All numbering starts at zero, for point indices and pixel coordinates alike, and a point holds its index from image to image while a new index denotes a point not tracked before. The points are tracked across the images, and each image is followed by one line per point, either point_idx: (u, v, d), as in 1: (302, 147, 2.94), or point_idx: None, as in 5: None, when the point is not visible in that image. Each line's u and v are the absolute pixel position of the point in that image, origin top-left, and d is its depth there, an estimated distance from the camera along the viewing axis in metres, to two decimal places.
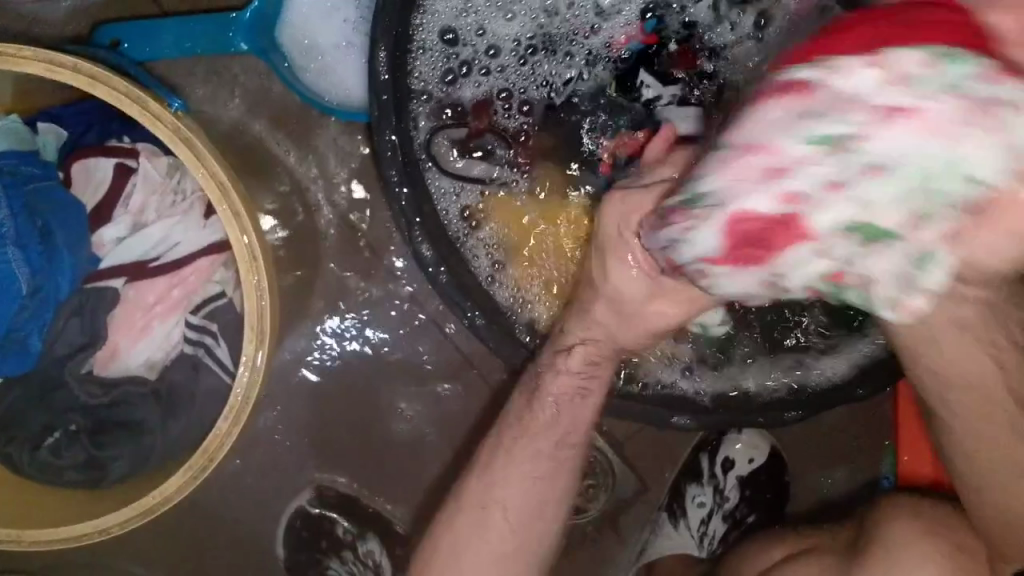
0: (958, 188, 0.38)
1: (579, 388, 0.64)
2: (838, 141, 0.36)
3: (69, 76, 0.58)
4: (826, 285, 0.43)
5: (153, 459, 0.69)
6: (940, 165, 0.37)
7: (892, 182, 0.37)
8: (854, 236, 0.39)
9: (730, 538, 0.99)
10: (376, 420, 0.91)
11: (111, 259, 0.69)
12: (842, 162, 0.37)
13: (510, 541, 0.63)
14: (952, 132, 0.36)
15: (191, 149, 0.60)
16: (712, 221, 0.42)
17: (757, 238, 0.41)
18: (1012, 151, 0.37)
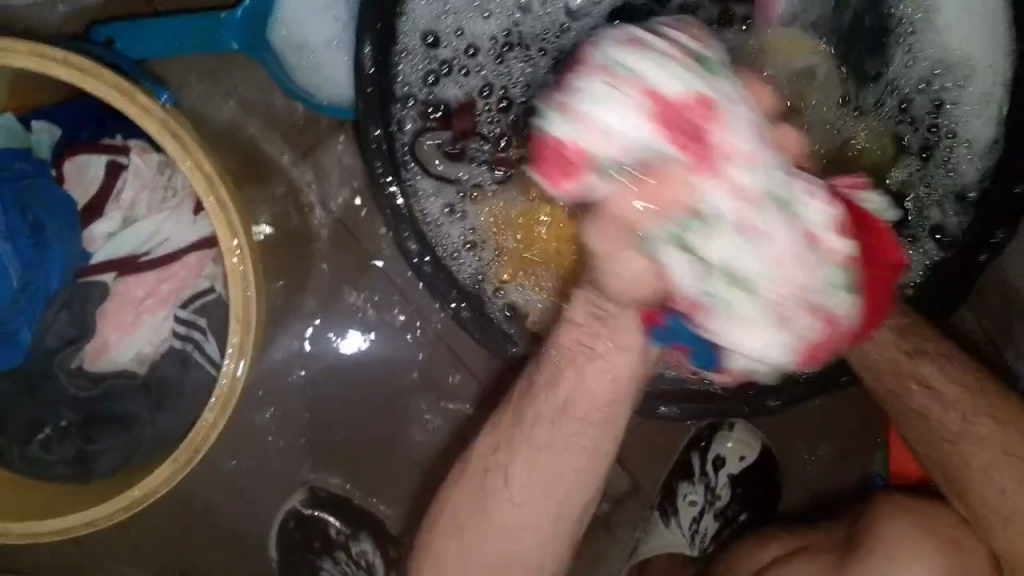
0: (712, 241, 0.43)
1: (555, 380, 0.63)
2: (782, 195, 0.43)
3: (58, 70, 0.59)
4: (597, 107, 0.42)
5: (143, 450, 0.71)
6: (759, 281, 0.44)
7: (756, 245, 0.43)
8: (711, 225, 0.43)
9: (722, 536, 0.97)
10: (368, 419, 0.91)
11: (102, 254, 0.70)
12: (764, 195, 0.43)
13: (506, 538, 0.62)
14: (796, 302, 0.45)
15: (179, 139, 0.61)
16: (704, 92, 0.42)
17: (706, 136, 0.42)
18: (743, 282, 0.44)
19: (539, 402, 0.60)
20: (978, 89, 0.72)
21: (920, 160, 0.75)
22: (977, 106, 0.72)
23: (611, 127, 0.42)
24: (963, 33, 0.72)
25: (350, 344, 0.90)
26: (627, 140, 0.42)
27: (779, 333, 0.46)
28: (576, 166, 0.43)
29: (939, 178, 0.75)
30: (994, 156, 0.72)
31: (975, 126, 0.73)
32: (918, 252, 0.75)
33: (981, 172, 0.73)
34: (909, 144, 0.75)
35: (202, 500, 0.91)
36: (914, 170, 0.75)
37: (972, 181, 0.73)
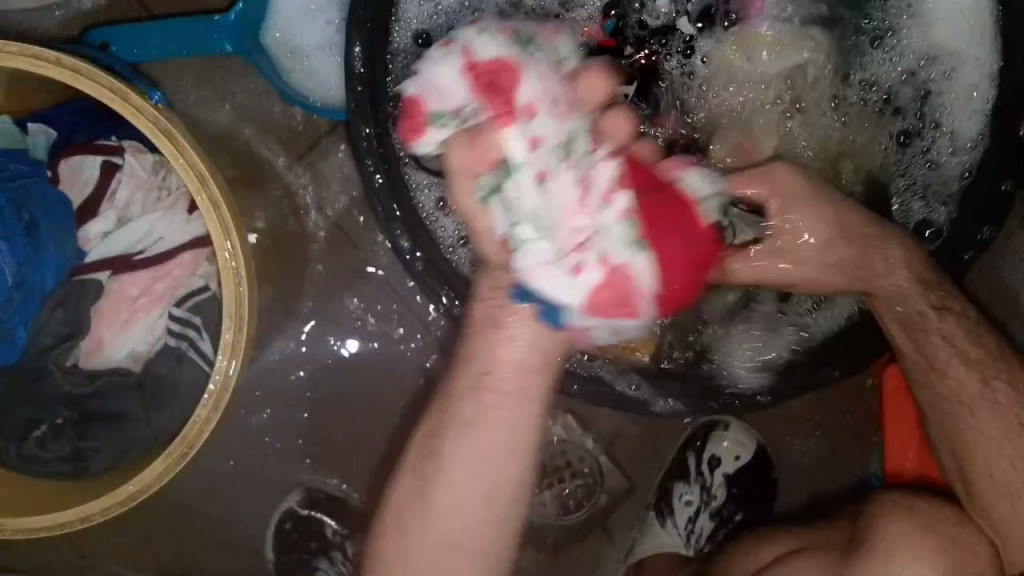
0: (517, 180, 0.55)
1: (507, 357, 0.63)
2: (565, 150, 0.55)
3: (53, 70, 0.60)
4: (438, 74, 0.57)
5: (135, 450, 0.71)
6: (553, 219, 0.55)
7: (549, 188, 0.55)
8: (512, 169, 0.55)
9: (719, 537, 0.96)
10: (364, 419, 0.92)
11: (96, 253, 0.70)
12: (554, 150, 0.55)
13: (466, 539, 0.62)
14: (584, 250, 0.54)
15: (172, 139, 0.62)
16: (506, 57, 0.56)
17: (507, 91, 0.55)
18: (534, 219, 0.55)
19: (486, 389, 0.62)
20: (965, 82, 0.73)
21: (909, 151, 0.75)
22: (966, 97, 0.73)
23: (438, 86, 0.56)
24: (950, 27, 0.73)
25: (346, 344, 0.91)
26: (450, 96, 0.56)
27: (574, 272, 0.54)
28: (417, 116, 0.57)
29: (927, 169, 0.75)
30: (979, 149, 0.73)
31: (962, 120, 0.74)
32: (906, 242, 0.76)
33: (967, 166, 0.73)
34: (898, 136, 0.75)
35: (199, 499, 0.91)
36: (903, 161, 0.76)
37: (957, 175, 0.74)
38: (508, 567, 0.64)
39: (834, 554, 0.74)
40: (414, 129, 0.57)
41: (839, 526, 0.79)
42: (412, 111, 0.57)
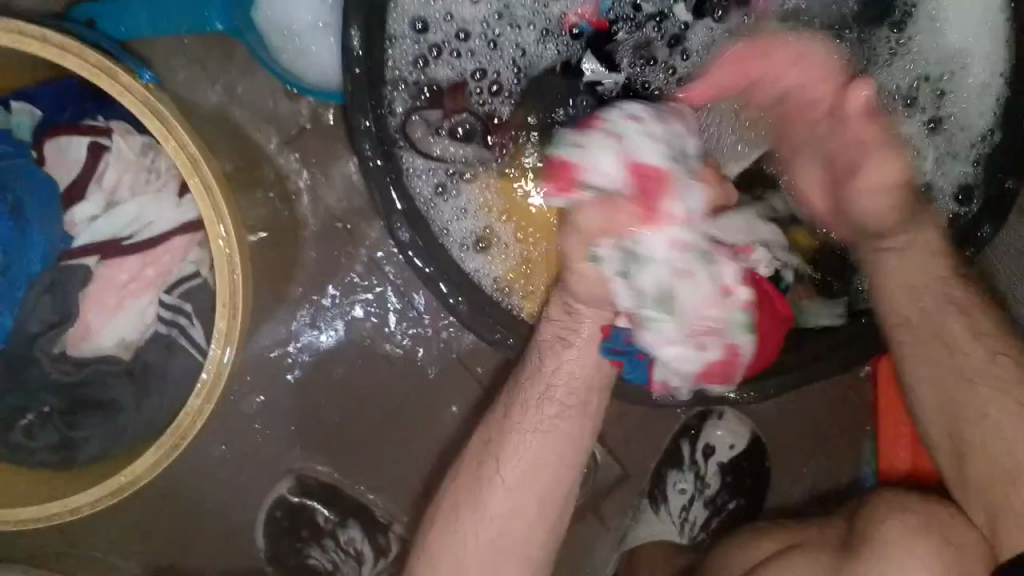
0: (657, 275, 0.58)
1: (557, 335, 0.68)
2: (636, 255, 0.57)
3: (37, 47, 0.58)
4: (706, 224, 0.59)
5: (125, 440, 0.69)
6: (685, 303, 0.59)
7: (686, 283, 0.58)
8: (648, 262, 0.57)
9: (711, 525, 0.97)
10: (357, 407, 0.90)
11: (84, 238, 0.68)
12: (623, 252, 0.58)
13: (504, 523, 0.67)
14: (709, 335, 0.60)
15: (161, 121, 0.59)
16: (665, 169, 0.57)
17: (596, 126, 0.58)
18: (674, 285, 0.58)
19: (527, 389, 0.68)
20: (975, 79, 0.72)
21: (929, 144, 0.74)
22: (974, 94, 0.73)
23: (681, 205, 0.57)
24: (959, 26, 0.72)
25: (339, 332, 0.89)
26: (599, 167, 0.56)
27: (689, 287, 0.58)
28: (567, 176, 0.57)
29: (943, 163, 0.74)
30: (989, 145, 0.73)
31: (971, 114, 0.73)
32: None
33: (976, 161, 0.74)
34: (919, 128, 0.74)
35: (191, 486, 0.90)
36: (924, 153, 0.74)
37: (966, 172, 0.74)
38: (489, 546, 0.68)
39: (827, 555, 0.73)
40: (558, 183, 0.57)
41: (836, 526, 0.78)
42: (558, 162, 0.57)
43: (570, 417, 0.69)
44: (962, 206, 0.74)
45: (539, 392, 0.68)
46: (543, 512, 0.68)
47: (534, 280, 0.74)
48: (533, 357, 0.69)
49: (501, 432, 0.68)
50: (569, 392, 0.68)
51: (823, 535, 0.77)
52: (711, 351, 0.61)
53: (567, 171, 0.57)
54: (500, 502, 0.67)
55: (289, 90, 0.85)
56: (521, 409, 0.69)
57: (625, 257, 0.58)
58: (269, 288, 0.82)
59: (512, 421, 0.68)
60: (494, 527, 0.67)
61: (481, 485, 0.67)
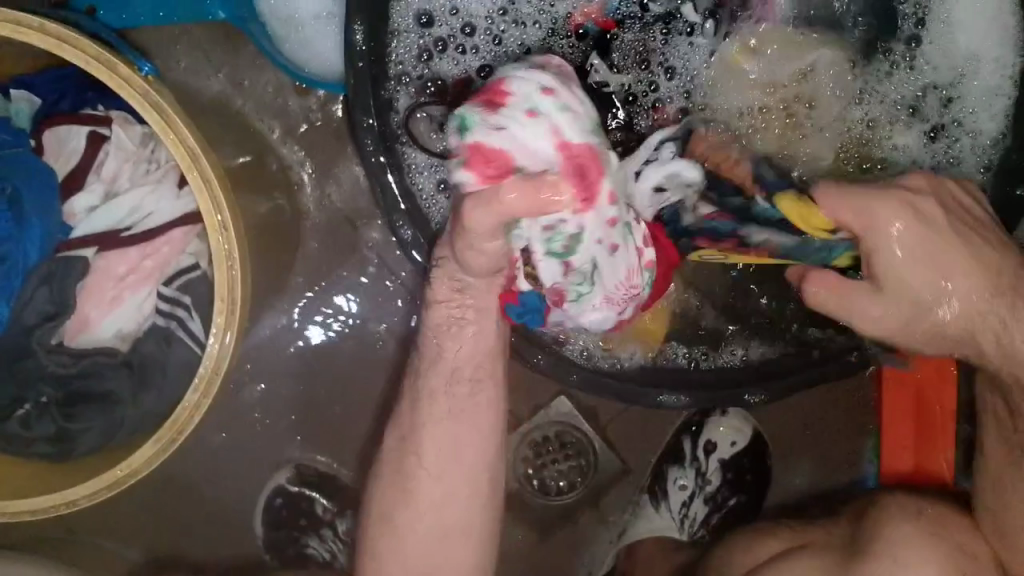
0: (591, 253, 0.55)
1: (450, 315, 0.64)
2: (574, 239, 0.55)
3: (35, 36, 0.57)
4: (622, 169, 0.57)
5: (122, 432, 0.69)
6: (607, 277, 0.58)
7: (614, 257, 0.57)
8: (586, 244, 0.55)
9: (712, 521, 0.96)
10: (357, 399, 0.90)
11: (82, 229, 0.68)
12: (559, 234, 0.54)
13: (444, 519, 0.66)
14: (627, 300, 0.62)
15: (162, 114, 0.59)
16: (593, 142, 0.54)
17: (504, 103, 0.53)
18: (609, 259, 0.57)
19: (429, 377, 0.66)
20: (984, 84, 0.72)
21: (933, 150, 0.73)
22: (986, 98, 0.72)
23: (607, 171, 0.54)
24: (971, 31, 0.72)
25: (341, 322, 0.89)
26: (528, 148, 0.52)
27: (620, 259, 0.58)
28: (497, 161, 0.52)
29: (948, 169, 0.73)
30: (997, 150, 0.72)
31: (983, 119, 0.72)
32: None
33: (985, 166, 0.72)
34: (922, 134, 0.73)
35: (188, 476, 0.90)
36: (926, 159, 0.73)
37: (974, 178, 0.72)
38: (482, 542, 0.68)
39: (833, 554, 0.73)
40: (482, 168, 0.52)
41: (843, 525, 0.78)
42: (478, 147, 0.51)
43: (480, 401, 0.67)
44: None
45: (444, 376, 0.66)
46: (474, 501, 0.67)
47: None
48: (429, 346, 0.67)
49: (414, 423, 0.67)
50: (468, 367, 0.66)
51: (829, 534, 0.77)
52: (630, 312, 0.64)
53: (494, 161, 0.52)
54: (432, 495, 0.66)
55: (297, 87, 0.84)
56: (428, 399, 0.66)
57: (564, 236, 0.55)
58: (269, 278, 0.82)
59: (423, 413, 0.66)
60: (425, 519, 0.66)
61: (413, 481, 0.66)
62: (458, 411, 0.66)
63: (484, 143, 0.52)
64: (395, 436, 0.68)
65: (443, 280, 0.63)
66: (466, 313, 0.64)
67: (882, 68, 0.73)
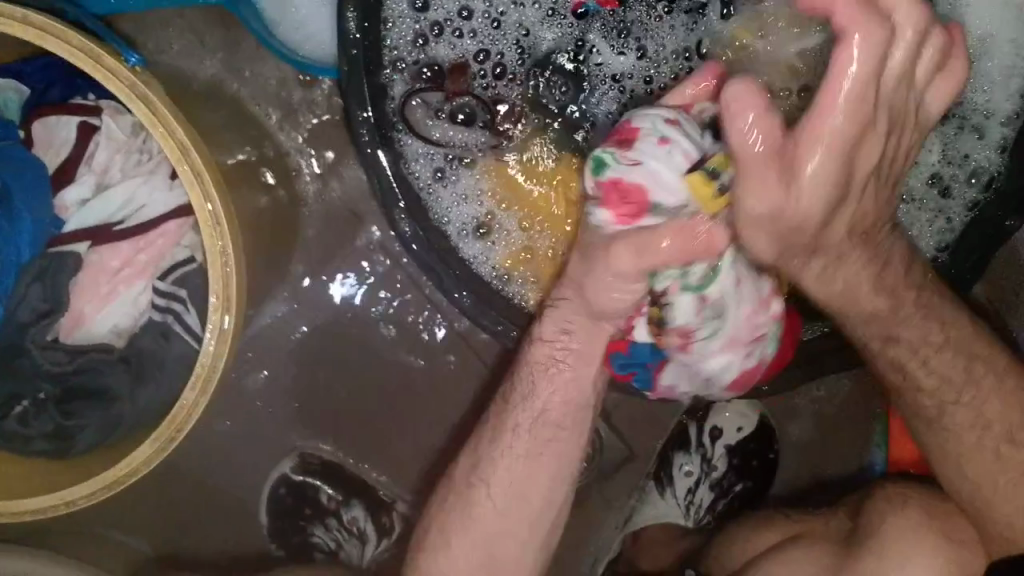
0: (710, 286, 0.58)
1: (551, 357, 0.67)
2: (700, 282, 0.58)
3: (18, 28, 0.55)
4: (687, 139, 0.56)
5: (120, 429, 0.68)
6: (729, 316, 0.59)
7: (740, 290, 0.59)
8: (715, 284, 0.58)
9: (718, 506, 0.95)
10: (359, 387, 0.89)
11: (74, 223, 0.67)
12: (687, 291, 0.58)
13: (499, 532, 0.67)
14: (754, 343, 0.62)
15: (150, 106, 0.57)
16: (683, 153, 0.56)
17: (637, 138, 0.57)
18: (731, 295, 0.58)
19: (517, 411, 0.68)
20: (999, 62, 0.70)
21: (940, 133, 0.71)
22: (1001, 76, 0.70)
23: (686, 164, 0.55)
24: (990, 5, 0.69)
25: (341, 312, 0.87)
26: (657, 183, 0.55)
27: (740, 288, 0.59)
28: (634, 197, 0.56)
29: (957, 153, 0.71)
30: (1014, 127, 0.70)
31: (994, 98, 0.70)
32: (928, 228, 0.72)
33: (1000, 145, 0.71)
34: (929, 115, 0.71)
35: (191, 468, 0.89)
36: (932, 144, 0.71)
37: (988, 159, 0.71)
38: (508, 552, 0.68)
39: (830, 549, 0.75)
40: (616, 207, 0.57)
41: (841, 516, 0.78)
42: (617, 186, 0.56)
43: (550, 430, 0.68)
44: (979, 195, 0.71)
45: (528, 416, 0.67)
46: (537, 529, 0.68)
47: (531, 272, 0.72)
48: (522, 382, 0.68)
49: (491, 454, 0.68)
50: (562, 414, 0.67)
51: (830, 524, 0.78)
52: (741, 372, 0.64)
53: (626, 202, 0.56)
54: (493, 518, 0.67)
55: (303, 79, 0.83)
56: (500, 428, 0.68)
57: (700, 270, 0.57)
58: (269, 267, 0.80)
59: (500, 445, 0.68)
60: (480, 539, 0.67)
61: (469, 499, 0.68)
62: (541, 450, 0.67)
63: (621, 181, 0.56)
64: (463, 465, 0.69)
65: (553, 319, 0.66)
66: (567, 355, 0.66)
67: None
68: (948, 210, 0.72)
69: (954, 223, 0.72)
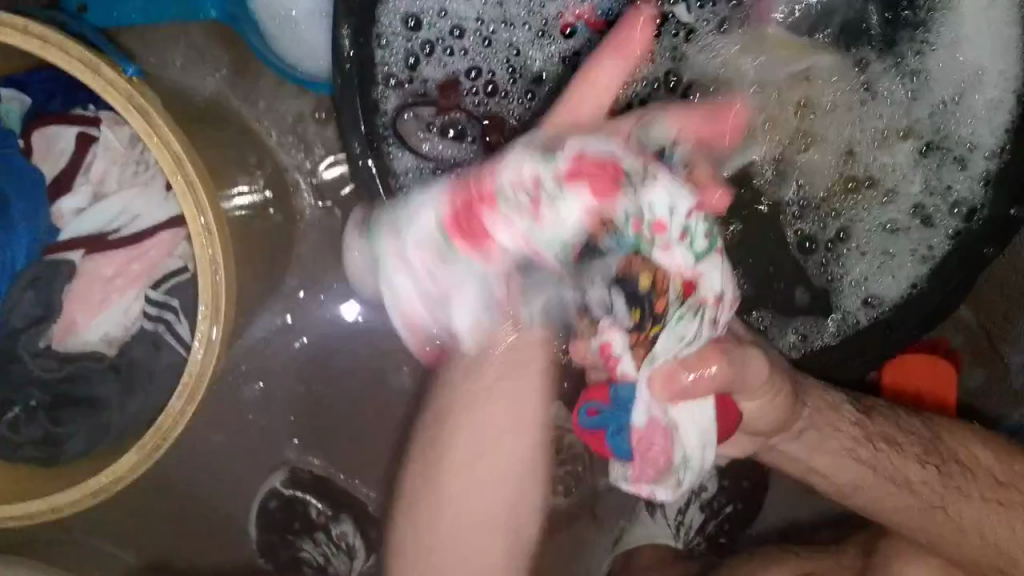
0: (695, 231, 0.50)
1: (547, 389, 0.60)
2: (686, 230, 0.50)
3: (19, 39, 0.56)
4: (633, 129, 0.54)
5: (109, 437, 0.69)
6: (714, 280, 0.51)
7: (721, 259, 0.52)
8: (705, 237, 0.51)
9: (708, 527, 0.94)
10: (350, 402, 0.89)
11: (69, 232, 0.67)
12: (679, 247, 0.50)
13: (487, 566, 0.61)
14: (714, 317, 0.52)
15: (146, 116, 0.58)
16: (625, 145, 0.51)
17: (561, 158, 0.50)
18: (718, 269, 0.51)
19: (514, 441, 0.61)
20: (986, 97, 0.70)
21: (923, 166, 0.72)
22: (986, 111, 0.71)
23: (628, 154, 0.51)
24: (970, 37, 0.71)
25: (343, 331, 0.88)
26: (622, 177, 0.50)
27: (717, 261, 0.52)
28: (600, 185, 0.49)
29: (940, 183, 0.72)
30: (997, 162, 0.70)
31: (979, 132, 0.71)
32: (910, 257, 0.73)
33: (983, 177, 0.71)
34: (911, 151, 0.72)
35: (179, 479, 0.88)
36: (915, 176, 0.72)
37: (970, 190, 0.71)
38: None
39: None
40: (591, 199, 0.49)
41: None
42: (579, 171, 0.49)
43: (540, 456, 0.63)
44: (961, 224, 0.71)
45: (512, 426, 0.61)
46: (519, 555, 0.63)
47: None
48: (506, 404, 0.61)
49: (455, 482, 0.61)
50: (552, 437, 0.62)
51: None
52: (709, 363, 0.52)
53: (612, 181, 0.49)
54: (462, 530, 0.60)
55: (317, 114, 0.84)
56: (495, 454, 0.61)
57: (702, 231, 0.51)
58: (263, 284, 0.81)
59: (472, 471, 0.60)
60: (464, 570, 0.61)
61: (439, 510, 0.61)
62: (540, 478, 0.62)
63: (579, 177, 0.49)
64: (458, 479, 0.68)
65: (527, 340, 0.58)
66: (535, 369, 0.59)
67: (873, 84, 0.72)
68: (930, 238, 0.72)
69: (936, 252, 0.72)
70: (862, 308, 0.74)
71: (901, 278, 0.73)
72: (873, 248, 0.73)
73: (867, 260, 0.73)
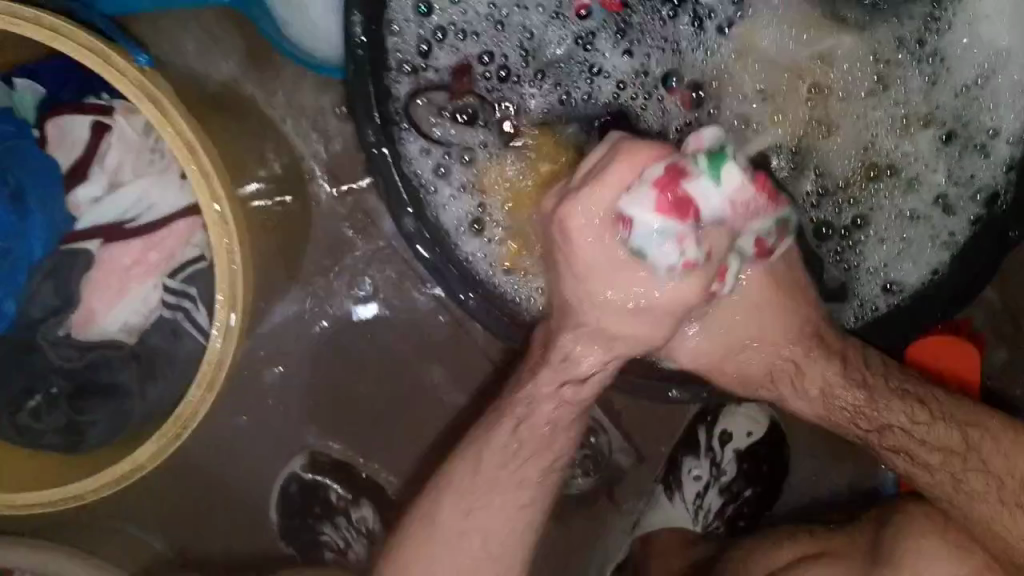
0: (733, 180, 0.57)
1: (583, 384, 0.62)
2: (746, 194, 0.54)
3: (29, 29, 0.56)
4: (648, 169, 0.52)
5: (129, 425, 0.69)
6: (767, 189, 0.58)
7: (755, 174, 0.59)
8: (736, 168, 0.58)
9: (727, 511, 0.92)
10: (369, 387, 0.89)
11: (87, 221, 0.68)
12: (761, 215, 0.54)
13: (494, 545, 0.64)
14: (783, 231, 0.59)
15: (159, 105, 0.58)
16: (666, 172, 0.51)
17: (635, 223, 0.52)
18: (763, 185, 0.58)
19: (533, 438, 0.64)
20: (1010, 79, 0.70)
21: (945, 155, 0.71)
22: (1011, 95, 0.70)
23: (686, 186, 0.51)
24: (995, 15, 0.69)
25: (362, 320, 0.88)
26: (699, 198, 0.51)
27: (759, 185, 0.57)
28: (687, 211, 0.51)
29: (962, 173, 0.70)
30: (1022, 147, 0.69)
31: (1002, 118, 0.70)
32: (930, 247, 0.71)
33: (1006, 163, 0.70)
34: (933, 138, 0.71)
35: (199, 465, 0.89)
36: (937, 165, 0.71)
37: (993, 176, 0.70)
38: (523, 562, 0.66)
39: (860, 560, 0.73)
40: (671, 209, 0.51)
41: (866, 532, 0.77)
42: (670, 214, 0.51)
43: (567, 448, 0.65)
44: (983, 210, 0.70)
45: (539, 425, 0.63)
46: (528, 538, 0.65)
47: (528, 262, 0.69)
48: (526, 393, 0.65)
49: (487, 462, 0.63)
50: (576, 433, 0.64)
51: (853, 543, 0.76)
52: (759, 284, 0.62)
53: (681, 178, 0.51)
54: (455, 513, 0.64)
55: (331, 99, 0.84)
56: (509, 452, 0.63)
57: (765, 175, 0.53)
58: (280, 273, 0.81)
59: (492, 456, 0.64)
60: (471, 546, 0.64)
61: (459, 508, 0.64)
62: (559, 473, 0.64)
63: (677, 221, 0.51)
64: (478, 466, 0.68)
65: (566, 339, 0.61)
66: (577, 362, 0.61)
67: (895, 64, 0.71)
68: (950, 226, 0.71)
69: (957, 239, 0.70)
70: (882, 294, 0.72)
71: (920, 264, 0.71)
72: (891, 236, 0.71)
73: (887, 247, 0.71)
